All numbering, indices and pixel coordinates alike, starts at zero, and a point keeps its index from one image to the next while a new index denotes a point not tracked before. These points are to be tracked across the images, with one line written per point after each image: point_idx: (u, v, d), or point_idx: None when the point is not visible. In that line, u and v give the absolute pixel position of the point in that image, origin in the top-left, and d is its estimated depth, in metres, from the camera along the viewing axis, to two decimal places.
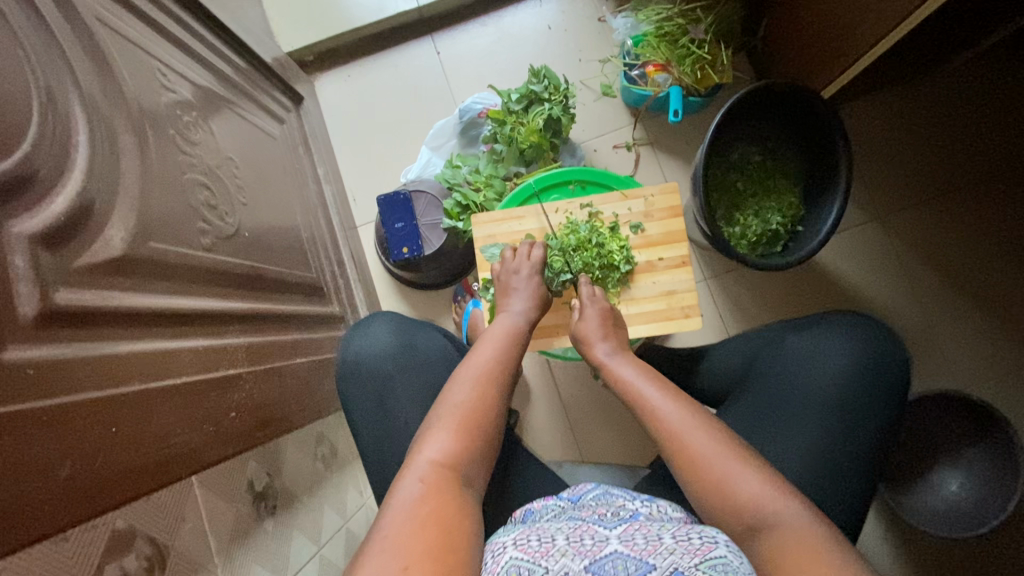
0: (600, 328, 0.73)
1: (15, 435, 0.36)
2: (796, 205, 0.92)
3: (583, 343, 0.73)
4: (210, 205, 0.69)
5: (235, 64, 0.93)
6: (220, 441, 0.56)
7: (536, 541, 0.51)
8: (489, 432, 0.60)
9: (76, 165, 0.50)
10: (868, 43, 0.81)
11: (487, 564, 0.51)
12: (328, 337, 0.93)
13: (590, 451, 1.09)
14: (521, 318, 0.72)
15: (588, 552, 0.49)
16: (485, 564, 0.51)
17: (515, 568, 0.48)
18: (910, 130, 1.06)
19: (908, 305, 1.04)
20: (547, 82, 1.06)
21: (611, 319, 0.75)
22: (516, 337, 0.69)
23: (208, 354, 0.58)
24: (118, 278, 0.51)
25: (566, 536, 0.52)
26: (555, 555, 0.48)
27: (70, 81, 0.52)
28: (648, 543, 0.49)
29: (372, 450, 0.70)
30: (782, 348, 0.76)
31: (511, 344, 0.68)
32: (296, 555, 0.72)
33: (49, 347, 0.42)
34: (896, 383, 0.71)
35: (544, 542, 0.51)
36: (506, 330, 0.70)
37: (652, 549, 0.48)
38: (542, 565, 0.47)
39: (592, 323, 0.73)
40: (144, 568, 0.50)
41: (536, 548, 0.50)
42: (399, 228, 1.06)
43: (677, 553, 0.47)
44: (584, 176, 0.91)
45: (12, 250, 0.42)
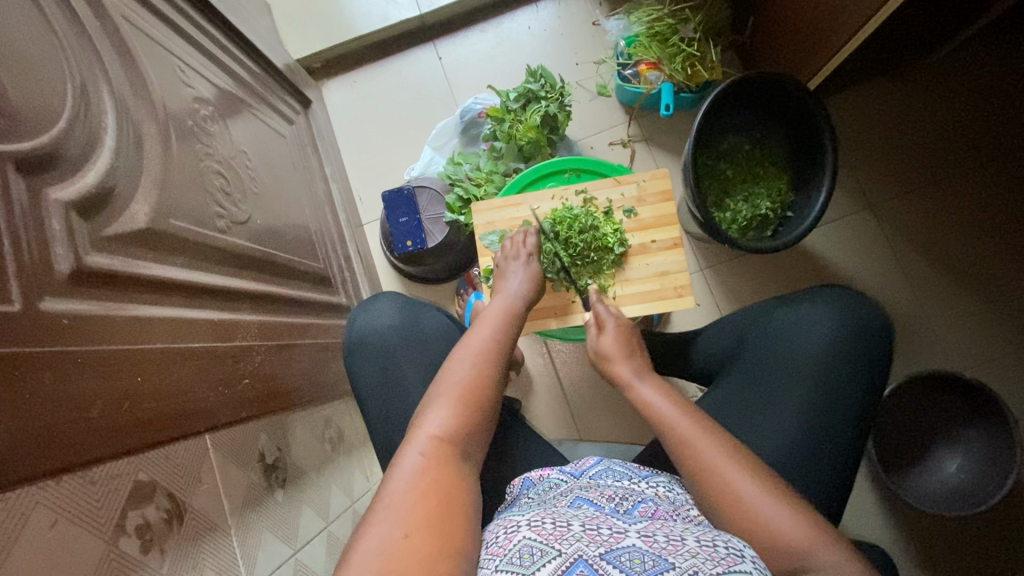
0: (622, 348, 0.75)
1: (57, 371, 0.40)
2: (784, 190, 0.96)
3: (605, 361, 0.75)
4: (225, 192, 0.74)
5: (247, 68, 0.99)
6: (235, 405, 0.60)
7: (551, 523, 0.52)
8: (489, 402, 0.63)
9: (105, 146, 0.54)
10: (849, 32, 0.85)
11: (501, 540, 0.52)
12: (335, 324, 0.97)
13: (592, 438, 1.11)
14: (518, 300, 0.75)
15: (604, 541, 0.49)
16: (498, 539, 0.52)
17: (528, 548, 0.49)
18: (897, 120, 1.10)
19: (900, 289, 1.06)
20: (544, 81, 1.10)
21: (632, 338, 0.76)
22: (514, 319, 0.72)
23: (224, 325, 0.62)
24: (141, 249, 0.55)
25: (581, 523, 0.52)
26: (570, 540, 0.48)
27: (100, 71, 0.57)
28: (668, 543, 0.49)
29: (377, 424, 0.73)
30: (769, 322, 0.79)
31: (509, 325, 0.71)
32: (305, 528, 0.74)
33: (81, 302, 0.45)
34: (878, 353, 0.73)
35: (559, 526, 0.51)
36: (504, 312, 0.73)
37: (671, 549, 0.48)
38: (555, 548, 0.48)
39: (614, 341, 0.75)
40: (164, 519, 0.53)
41: (550, 531, 0.50)
42: (403, 222, 1.10)
43: (699, 558, 0.47)
44: (577, 165, 0.95)
45: (50, 213, 0.45)
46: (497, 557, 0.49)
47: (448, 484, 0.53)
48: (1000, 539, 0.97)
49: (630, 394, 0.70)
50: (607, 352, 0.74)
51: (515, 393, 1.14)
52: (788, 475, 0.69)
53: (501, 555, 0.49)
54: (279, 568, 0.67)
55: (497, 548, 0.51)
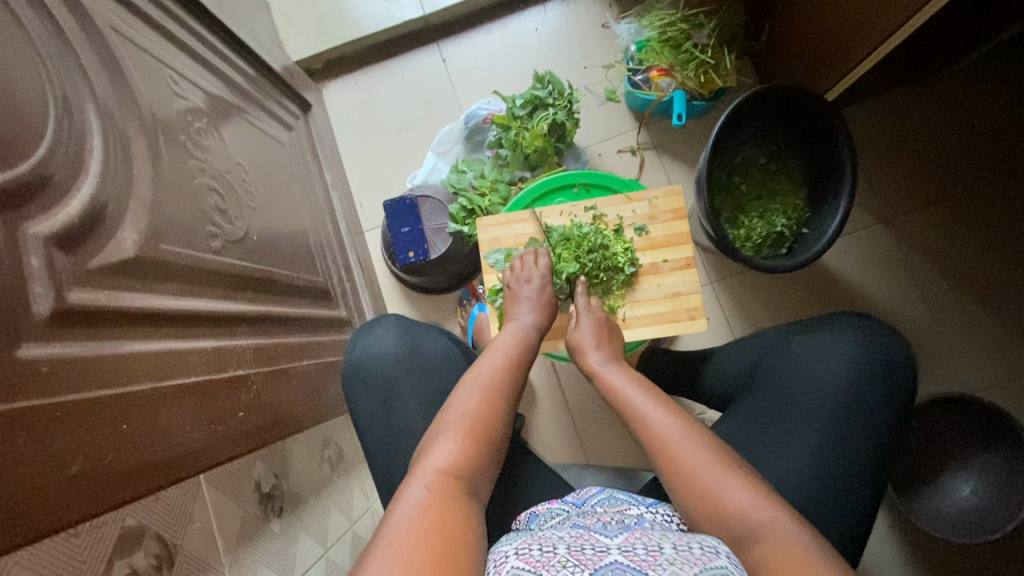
0: (595, 337, 0.74)
1: (33, 429, 0.37)
2: (801, 207, 0.93)
3: (577, 351, 0.74)
4: (220, 209, 0.71)
5: (244, 72, 0.95)
6: (229, 440, 0.57)
7: (538, 550, 0.49)
8: (496, 436, 0.60)
9: (90, 169, 0.51)
10: (872, 44, 0.81)
11: (489, 573, 0.48)
12: (334, 339, 0.94)
13: (596, 454, 1.09)
14: (528, 329, 0.72)
15: (589, 561, 0.46)
16: (485, 572, 0.49)
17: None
18: (916, 132, 1.06)
19: (916, 307, 1.03)
20: (551, 87, 1.07)
21: (605, 328, 0.76)
22: (524, 346, 0.70)
23: (217, 355, 0.59)
24: (129, 279, 0.52)
25: (566, 545, 0.49)
26: (556, 564, 0.46)
27: (85, 87, 0.54)
28: (649, 553, 0.47)
29: (377, 452, 0.70)
30: (787, 348, 0.76)
31: (520, 353, 0.69)
32: (302, 557, 0.72)
33: (62, 345, 0.42)
34: (901, 384, 0.70)
35: (544, 551, 0.48)
36: (513, 339, 0.70)
37: (652, 560, 0.45)
38: (544, 574, 0.45)
39: (587, 332, 0.74)
40: (154, 565, 0.51)
41: (537, 558, 0.47)
42: (405, 233, 1.07)
43: (678, 563, 0.45)
44: (587, 179, 0.92)
45: (28, 250, 0.42)
46: None
47: (455, 523, 0.50)
48: (1014, 565, 0.95)
49: (600, 385, 0.70)
50: (579, 341, 0.74)
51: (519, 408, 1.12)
52: (805, 511, 0.66)
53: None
54: None
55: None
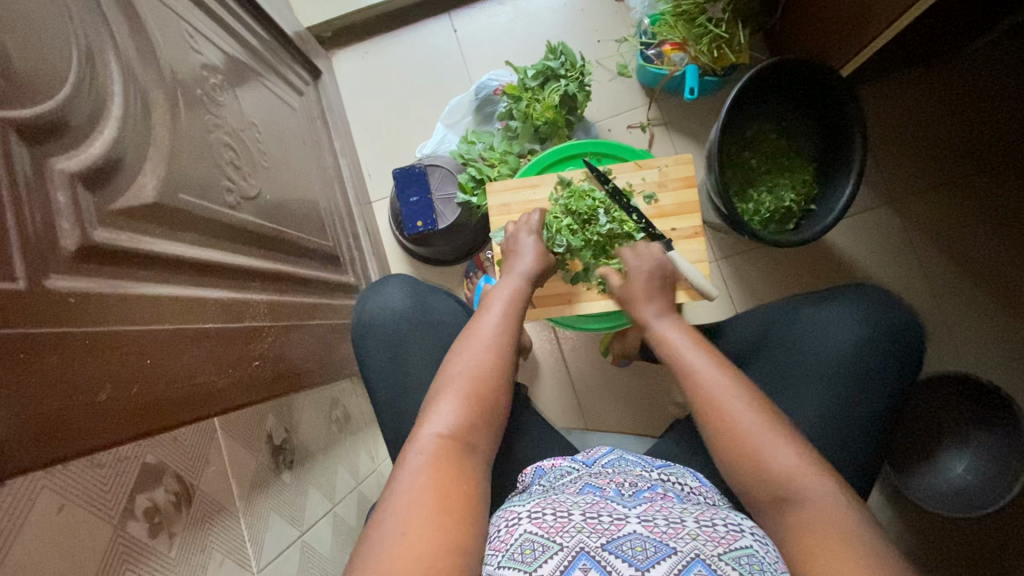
0: (646, 290, 0.74)
1: (67, 356, 0.38)
2: (810, 182, 0.93)
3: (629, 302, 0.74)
4: (235, 165, 0.71)
5: (257, 34, 0.95)
6: (245, 387, 0.58)
7: (552, 515, 0.51)
8: (497, 400, 0.61)
9: (111, 113, 0.51)
10: (884, 22, 0.82)
11: (502, 535, 0.51)
12: (342, 303, 0.95)
13: (597, 426, 1.11)
14: (524, 279, 0.73)
15: (605, 530, 0.48)
16: (499, 534, 0.52)
17: (530, 543, 0.48)
18: (929, 113, 1.06)
19: (919, 287, 1.04)
20: (564, 58, 1.06)
21: (660, 280, 0.75)
22: (520, 296, 0.71)
23: (233, 306, 0.60)
24: (148, 224, 0.53)
25: (582, 511, 0.51)
26: (571, 531, 0.48)
27: (106, 34, 0.54)
28: (669, 526, 0.49)
29: (386, 409, 0.71)
30: (795, 319, 0.77)
31: (517, 304, 0.70)
32: (311, 509, 0.74)
33: (86, 280, 0.43)
34: (908, 355, 0.72)
35: (559, 517, 0.50)
36: (510, 293, 0.71)
37: (673, 533, 0.48)
38: (557, 541, 0.47)
39: (641, 282, 0.74)
40: (173, 502, 0.52)
41: (551, 524, 0.50)
42: (413, 202, 1.07)
43: (700, 540, 0.47)
44: (598, 148, 0.92)
45: (56, 185, 0.43)
46: (498, 553, 0.49)
47: (450, 485, 0.51)
48: (1000, 538, 0.98)
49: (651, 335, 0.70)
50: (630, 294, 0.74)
51: (522, 377, 1.13)
52: None
53: (503, 550, 0.49)
54: (286, 550, 0.66)
55: (499, 542, 0.51)
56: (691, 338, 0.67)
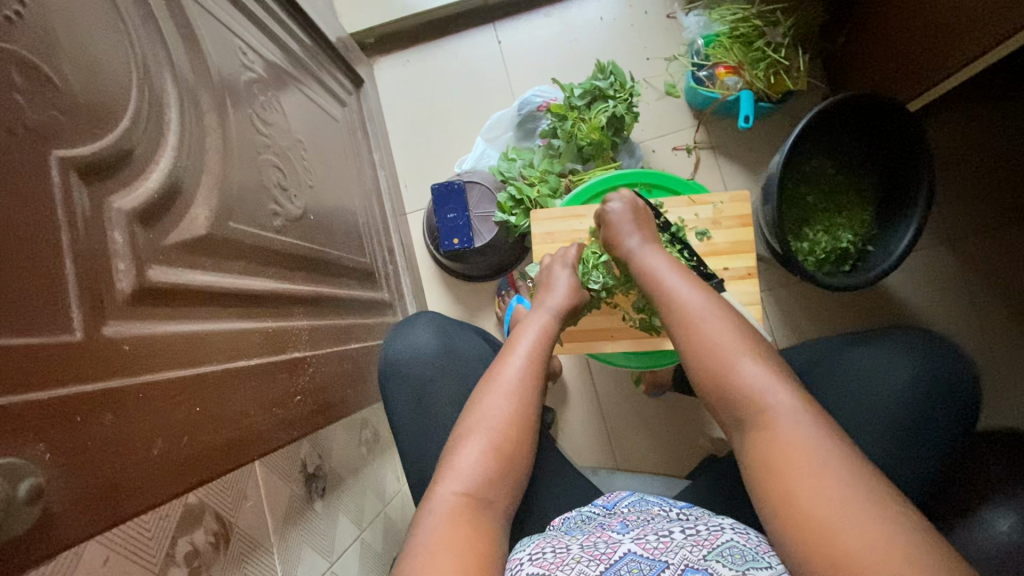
0: (632, 220, 0.70)
1: (120, 411, 0.37)
2: (869, 223, 0.89)
3: (613, 234, 0.70)
4: (282, 186, 0.70)
5: (302, 43, 0.93)
6: (288, 423, 0.57)
7: (551, 553, 0.51)
8: (523, 455, 0.60)
9: (168, 140, 0.50)
10: (961, 62, 0.77)
11: None
12: (377, 321, 0.93)
13: (625, 456, 1.08)
14: (554, 315, 0.70)
15: (601, 556, 0.49)
16: None
17: None
18: (995, 151, 1.00)
19: (974, 334, 0.99)
20: (613, 78, 1.02)
21: (644, 212, 0.71)
22: (549, 333, 0.68)
23: (275, 337, 0.59)
24: (199, 257, 0.51)
25: (580, 544, 0.52)
26: (570, 563, 0.48)
27: (164, 58, 0.53)
28: (659, 540, 0.50)
29: (420, 443, 0.70)
30: (840, 360, 0.73)
31: (544, 343, 0.66)
32: (340, 537, 0.73)
33: (140, 323, 0.42)
34: (964, 408, 0.67)
35: (559, 553, 0.51)
36: (539, 329, 0.68)
37: (663, 547, 0.49)
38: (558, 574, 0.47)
39: (621, 213, 0.70)
40: (212, 543, 0.51)
41: (550, 560, 0.50)
42: (451, 219, 1.05)
43: (687, 548, 0.48)
44: (647, 180, 0.88)
45: (113, 225, 0.42)
46: None
47: (467, 544, 0.50)
48: None
49: (636, 265, 0.66)
50: (614, 224, 0.70)
51: (550, 402, 1.11)
52: None
53: None
54: None
55: None
56: (679, 266, 0.63)
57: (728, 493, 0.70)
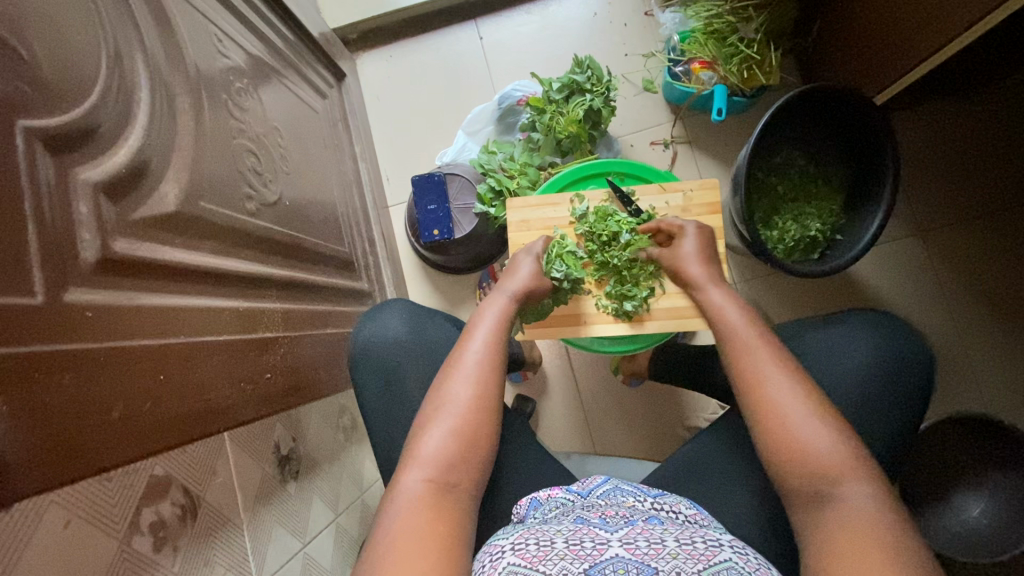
0: (699, 254, 0.73)
1: (80, 373, 0.38)
2: (836, 212, 0.91)
3: (678, 263, 0.74)
4: (256, 171, 0.70)
5: (282, 34, 0.94)
6: (257, 400, 0.58)
7: (534, 545, 0.51)
8: (489, 434, 0.61)
9: (139, 120, 0.51)
10: (928, 49, 0.79)
11: (485, 570, 0.51)
12: (355, 309, 0.94)
13: (603, 445, 1.09)
14: (512, 298, 0.70)
15: (587, 555, 0.49)
16: (483, 569, 0.52)
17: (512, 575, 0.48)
18: (960, 143, 1.03)
19: (940, 323, 1.01)
20: (590, 72, 1.04)
21: (712, 245, 0.75)
22: (507, 316, 0.69)
23: (246, 316, 0.60)
24: (167, 233, 0.52)
25: (564, 539, 0.52)
26: (554, 559, 0.48)
27: (136, 41, 0.54)
28: (650, 547, 0.50)
29: (392, 425, 0.71)
30: (800, 342, 0.74)
31: (503, 325, 0.68)
32: (314, 520, 0.73)
33: (103, 292, 0.43)
34: (916, 385, 0.69)
35: (542, 546, 0.51)
36: (498, 313, 0.68)
37: (654, 553, 0.49)
38: (539, 570, 0.48)
39: (694, 245, 0.73)
40: (178, 516, 0.52)
41: (533, 554, 0.50)
42: (431, 210, 1.06)
43: (680, 559, 0.48)
44: (622, 168, 0.90)
45: (77, 196, 0.43)
46: None
47: (436, 534, 0.51)
48: None
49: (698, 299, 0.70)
50: (685, 254, 0.73)
51: (529, 392, 1.12)
52: None
53: None
54: (289, 562, 0.66)
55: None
56: (743, 307, 0.66)
57: (696, 472, 0.71)
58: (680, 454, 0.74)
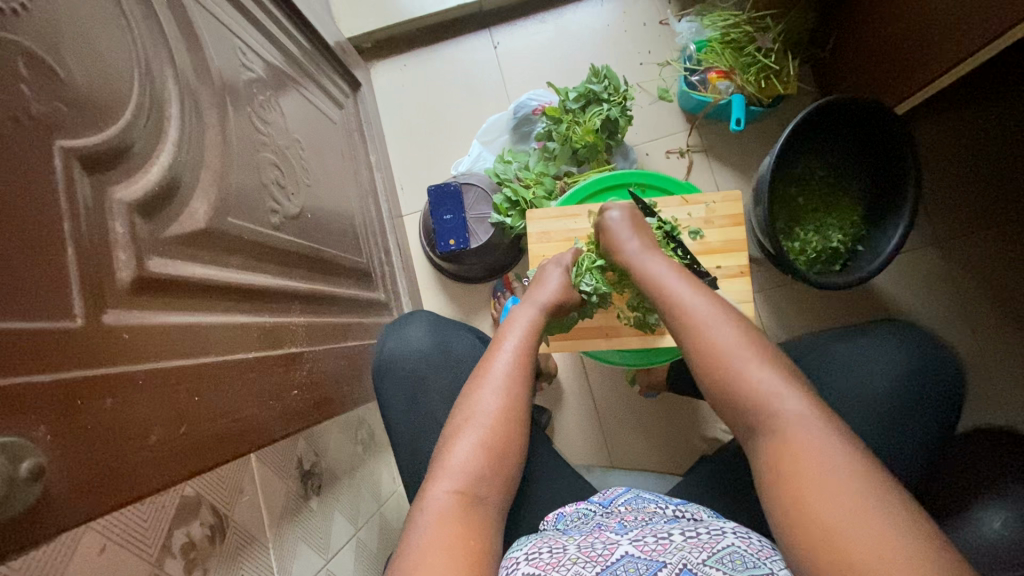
0: (628, 230, 0.70)
1: (119, 398, 0.37)
2: (858, 223, 0.91)
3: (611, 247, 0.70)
4: (280, 184, 0.70)
5: (300, 44, 0.94)
6: (285, 417, 0.57)
7: (548, 553, 0.51)
8: (517, 447, 0.60)
9: (169, 136, 0.51)
10: (946, 65, 0.79)
11: None
12: (373, 320, 0.93)
13: (620, 456, 1.08)
14: (541, 309, 0.70)
15: (599, 557, 0.48)
16: None
17: None
18: (979, 151, 1.03)
19: (962, 333, 1.00)
20: (607, 82, 1.04)
21: (637, 219, 0.72)
22: (537, 327, 0.68)
23: (273, 331, 0.59)
24: (198, 250, 0.52)
25: (577, 545, 0.51)
26: (567, 564, 0.48)
27: (165, 56, 0.53)
28: (658, 543, 0.49)
29: (413, 439, 0.70)
30: (827, 354, 0.73)
31: (532, 335, 0.67)
32: (336, 535, 0.73)
33: (139, 312, 0.42)
34: (943, 407, 0.68)
35: (556, 554, 0.50)
36: (527, 323, 0.68)
37: (662, 548, 0.48)
38: None
39: (619, 223, 0.70)
40: (207, 536, 0.51)
41: (547, 561, 0.50)
42: (447, 220, 1.06)
43: (686, 549, 0.48)
44: (642, 179, 0.90)
45: (113, 215, 0.42)
46: None
47: (463, 548, 0.50)
48: None
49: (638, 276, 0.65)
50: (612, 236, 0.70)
51: (545, 403, 1.11)
52: None
53: None
54: None
55: None
56: (682, 279, 0.62)
57: (723, 486, 0.70)
58: (705, 469, 0.72)
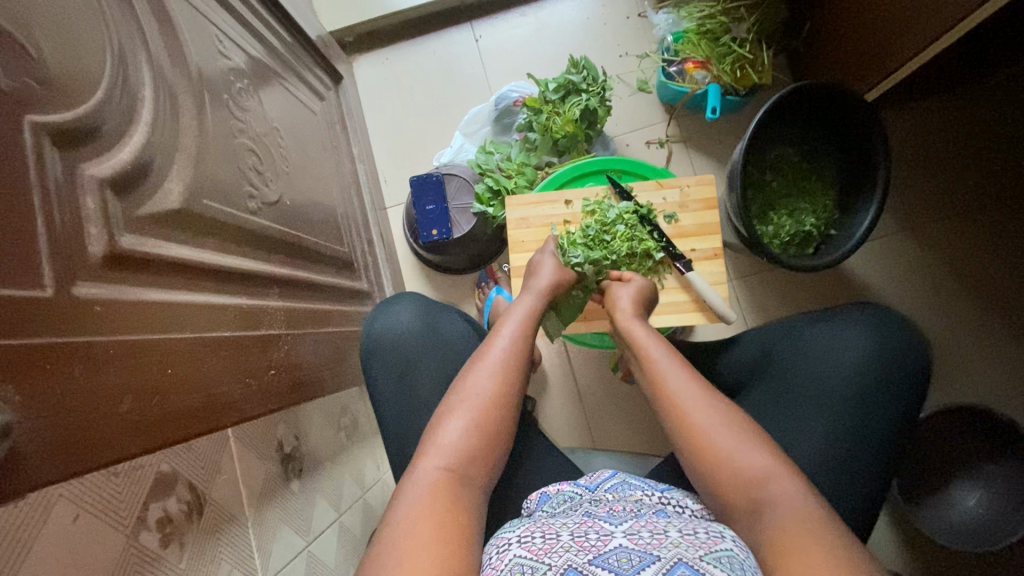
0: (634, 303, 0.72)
1: (89, 365, 0.38)
2: (830, 207, 0.93)
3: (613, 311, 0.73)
4: (257, 170, 0.71)
5: (280, 36, 0.95)
6: (261, 396, 0.58)
7: (540, 538, 0.51)
8: (507, 427, 0.61)
9: (142, 118, 0.51)
10: (912, 50, 0.82)
11: (493, 561, 0.51)
12: (355, 309, 0.94)
13: (603, 442, 1.09)
14: (538, 297, 0.71)
15: (592, 546, 0.48)
16: (490, 561, 0.51)
17: (519, 567, 0.48)
18: (949, 139, 1.05)
19: (934, 316, 1.03)
20: (586, 73, 1.06)
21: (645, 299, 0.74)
22: (534, 315, 0.70)
23: (250, 313, 0.60)
24: (172, 230, 0.52)
25: (570, 532, 0.51)
26: (559, 551, 0.48)
27: (139, 40, 0.54)
28: (653, 537, 0.48)
29: (395, 419, 0.71)
30: (800, 337, 0.75)
31: (529, 324, 0.68)
32: (318, 518, 0.73)
33: (111, 287, 0.43)
34: (910, 385, 0.69)
35: (548, 539, 0.50)
36: (525, 311, 0.69)
37: (657, 542, 0.47)
38: (545, 562, 0.47)
39: (630, 292, 0.73)
40: (184, 512, 0.52)
41: (539, 546, 0.50)
42: (429, 210, 1.06)
43: (681, 546, 0.46)
44: (619, 166, 0.92)
45: (84, 191, 0.43)
46: None
47: (450, 519, 0.50)
48: None
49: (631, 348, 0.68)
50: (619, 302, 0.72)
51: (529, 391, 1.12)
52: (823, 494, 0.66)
53: None
54: (292, 560, 0.66)
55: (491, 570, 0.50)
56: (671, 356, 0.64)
57: None
58: None
